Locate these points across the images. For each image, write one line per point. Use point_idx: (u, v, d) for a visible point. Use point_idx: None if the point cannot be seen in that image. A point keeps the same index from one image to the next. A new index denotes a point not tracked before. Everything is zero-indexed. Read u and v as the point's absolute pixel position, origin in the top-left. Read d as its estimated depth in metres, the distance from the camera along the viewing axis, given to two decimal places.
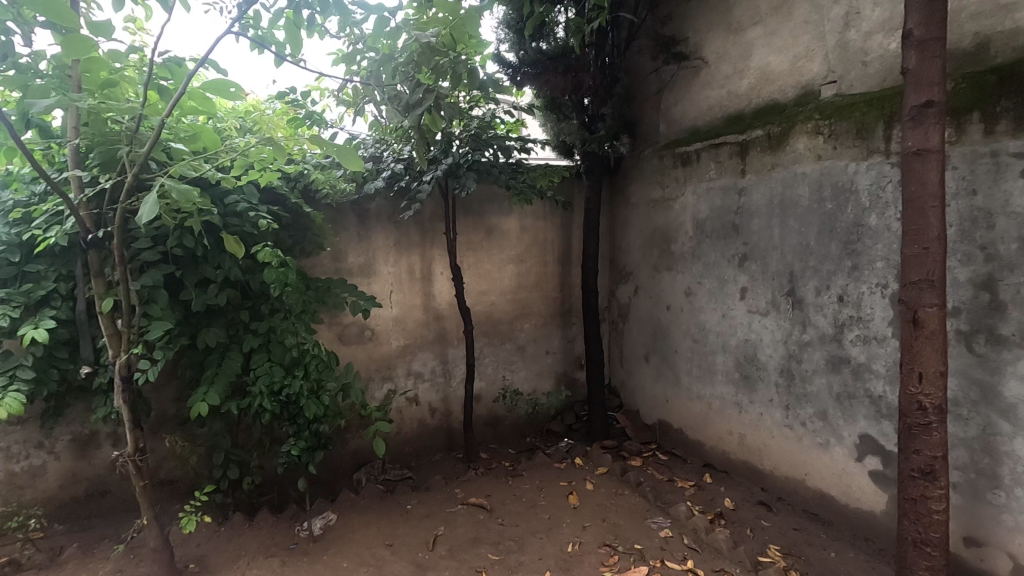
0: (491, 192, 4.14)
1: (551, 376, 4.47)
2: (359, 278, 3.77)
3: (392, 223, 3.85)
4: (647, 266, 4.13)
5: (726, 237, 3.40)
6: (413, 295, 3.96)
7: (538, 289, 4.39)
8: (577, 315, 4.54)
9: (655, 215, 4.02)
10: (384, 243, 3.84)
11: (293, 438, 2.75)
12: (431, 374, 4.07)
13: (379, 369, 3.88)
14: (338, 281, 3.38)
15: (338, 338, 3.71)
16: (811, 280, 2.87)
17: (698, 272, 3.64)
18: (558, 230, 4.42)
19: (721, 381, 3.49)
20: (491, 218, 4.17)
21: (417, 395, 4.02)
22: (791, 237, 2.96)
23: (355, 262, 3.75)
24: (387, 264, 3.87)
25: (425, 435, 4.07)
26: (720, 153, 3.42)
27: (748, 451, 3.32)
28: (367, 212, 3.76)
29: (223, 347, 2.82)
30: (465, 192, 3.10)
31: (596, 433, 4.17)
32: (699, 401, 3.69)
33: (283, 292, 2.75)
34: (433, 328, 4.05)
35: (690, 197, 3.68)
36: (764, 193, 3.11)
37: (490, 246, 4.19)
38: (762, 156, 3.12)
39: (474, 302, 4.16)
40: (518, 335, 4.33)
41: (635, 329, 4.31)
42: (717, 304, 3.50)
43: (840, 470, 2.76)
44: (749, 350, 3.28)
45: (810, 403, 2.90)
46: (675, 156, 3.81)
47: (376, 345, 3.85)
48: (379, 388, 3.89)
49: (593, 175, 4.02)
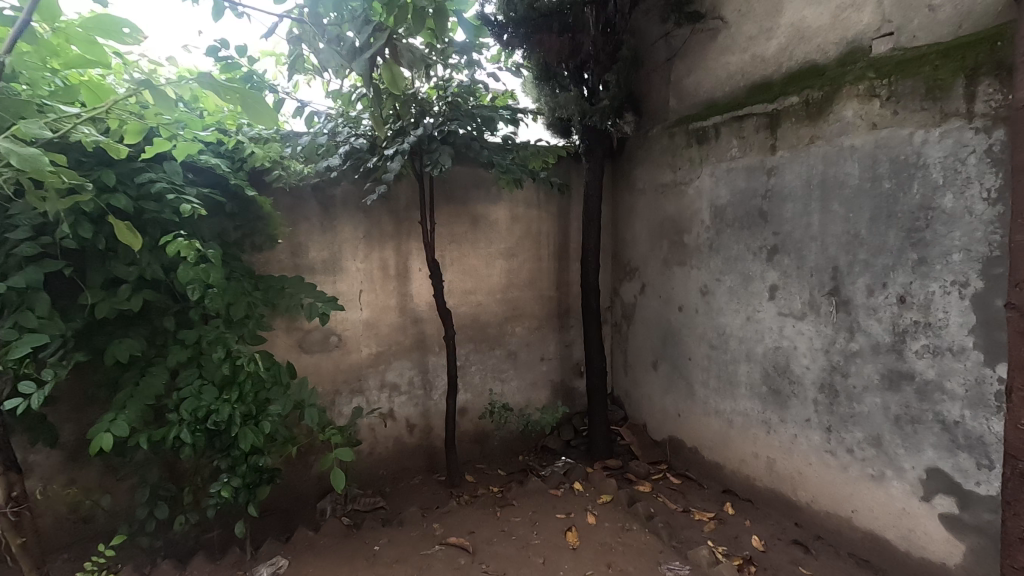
0: (477, 177, 3.62)
1: (546, 386, 3.97)
2: (323, 276, 3.26)
3: (361, 213, 3.33)
4: (656, 261, 3.61)
5: (752, 226, 2.88)
6: (387, 296, 3.45)
7: (532, 288, 3.87)
8: (576, 317, 4.03)
9: (665, 202, 3.50)
10: (352, 235, 3.32)
11: (225, 475, 2.22)
12: (409, 386, 3.55)
13: (348, 381, 3.37)
14: (295, 280, 2.86)
15: (299, 345, 3.20)
16: (861, 278, 2.35)
17: (716, 268, 3.12)
18: (553, 221, 3.89)
19: (744, 395, 2.99)
20: (477, 206, 3.64)
21: (392, 410, 3.51)
22: (836, 225, 2.44)
23: (317, 258, 3.23)
24: (356, 260, 3.35)
25: (403, 454, 3.56)
26: (744, 127, 2.90)
27: (777, 478, 2.82)
28: (332, 201, 3.24)
29: (142, 362, 2.30)
30: (438, 171, 2.57)
31: (597, 451, 3.67)
32: (718, 418, 3.18)
33: (211, 295, 2.21)
34: (411, 333, 3.53)
35: (707, 180, 3.16)
36: (801, 173, 2.60)
37: (476, 239, 3.66)
38: (798, 129, 2.60)
39: (458, 302, 3.63)
40: (509, 339, 3.82)
41: (642, 333, 3.79)
42: (740, 305, 2.99)
43: (898, 510, 2.27)
44: (780, 361, 2.77)
45: (858, 426, 2.40)
46: (689, 133, 3.29)
47: (344, 353, 3.35)
48: (347, 402, 3.38)
49: (594, 157, 3.50)
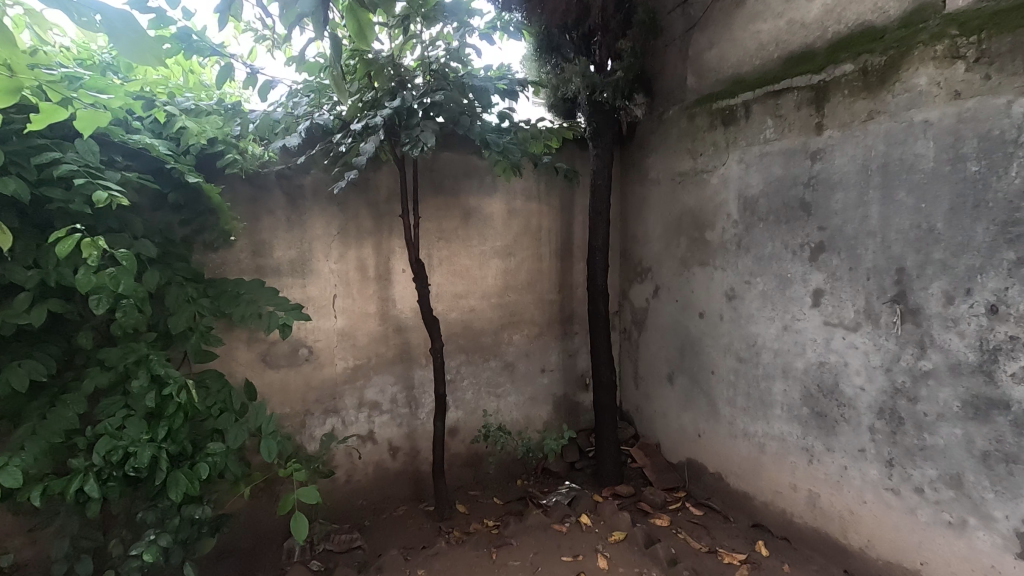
0: (468, 166, 3.18)
1: (547, 401, 3.55)
2: (291, 279, 2.83)
3: (334, 206, 2.90)
4: (672, 260, 3.19)
5: (791, 220, 2.46)
6: (366, 301, 3.02)
7: (531, 291, 3.44)
8: (581, 324, 3.60)
9: (684, 194, 3.07)
10: (324, 231, 2.89)
11: (153, 531, 1.76)
12: (392, 404, 3.12)
13: (321, 399, 2.94)
14: (252, 285, 2.40)
15: (263, 359, 2.77)
16: (936, 283, 1.93)
17: (746, 269, 2.70)
18: (555, 215, 3.46)
19: (780, 416, 2.58)
20: (469, 198, 3.20)
21: (372, 431, 3.08)
22: (902, 218, 2.02)
23: (283, 258, 2.80)
24: (329, 260, 2.92)
25: (385, 481, 3.13)
26: (781, 104, 2.48)
27: (821, 516, 2.41)
28: (301, 191, 2.81)
29: (52, 389, 1.86)
30: (418, 151, 2.11)
31: (606, 476, 3.24)
32: (747, 441, 2.77)
33: (131, 308, 1.76)
34: (394, 343, 3.10)
35: (734, 168, 2.74)
36: (855, 155, 2.17)
37: (468, 236, 3.22)
38: (851, 103, 2.17)
39: (447, 308, 3.19)
40: (505, 350, 3.39)
41: (655, 342, 3.37)
42: (774, 312, 2.57)
43: (985, 566, 1.86)
44: (825, 379, 2.35)
45: (931, 462, 1.98)
46: (713, 114, 2.86)
47: (316, 367, 2.92)
48: (320, 424, 2.95)
49: (602, 141, 3.08)
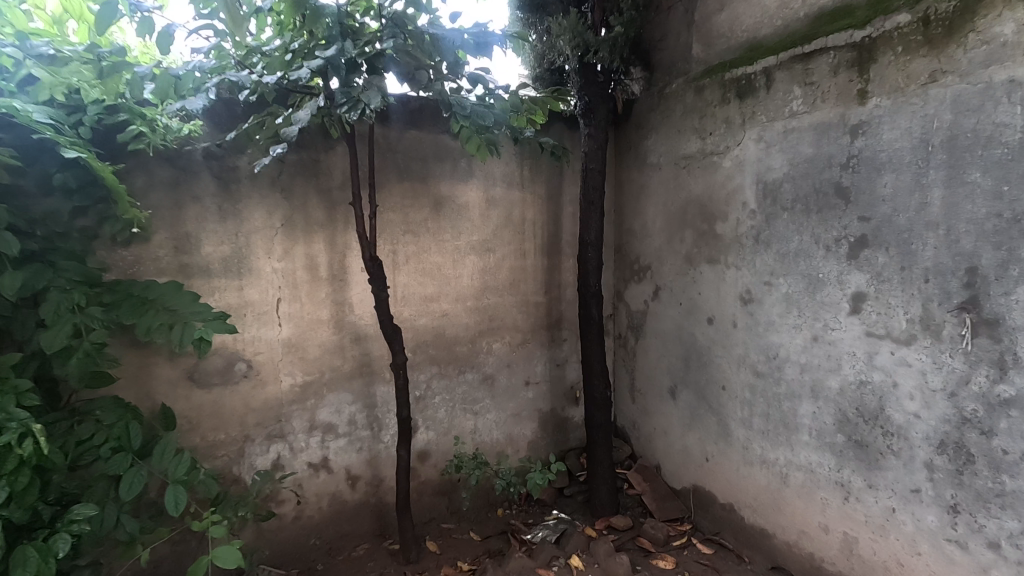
0: (439, 147, 2.72)
1: (532, 417, 3.12)
2: (224, 281, 2.36)
3: (277, 193, 2.44)
4: (675, 257, 2.76)
5: (824, 208, 2.04)
6: (317, 306, 2.56)
7: (513, 293, 3.00)
8: (570, 329, 3.18)
9: (690, 180, 2.64)
10: (265, 224, 2.42)
11: None
12: (351, 426, 2.67)
13: (264, 423, 2.48)
14: (165, 288, 1.94)
15: (189, 377, 2.30)
16: (1023, 287, 1.53)
17: (766, 268, 2.28)
18: (540, 206, 3.02)
19: (808, 443, 2.17)
20: (440, 185, 2.74)
21: (326, 458, 2.63)
22: (975, 205, 1.62)
23: (214, 255, 2.33)
24: (272, 258, 2.45)
25: (342, 515, 2.68)
26: (812, 69, 2.05)
27: (860, 565, 2.01)
28: (234, 174, 2.34)
29: None
30: (358, 115, 1.64)
31: (600, 505, 2.83)
32: (766, 470, 2.36)
33: None
34: (352, 355, 2.65)
35: (752, 148, 2.31)
36: (910, 128, 1.76)
37: (439, 229, 2.76)
38: (906, 63, 1.76)
39: (415, 313, 2.74)
40: (483, 360, 2.95)
41: (655, 350, 2.95)
42: (801, 319, 2.16)
43: None
44: (867, 402, 1.94)
45: (1011, 512, 1.59)
46: (726, 85, 2.43)
47: (257, 386, 2.46)
48: (263, 452, 2.49)
49: (596, 119, 2.64)
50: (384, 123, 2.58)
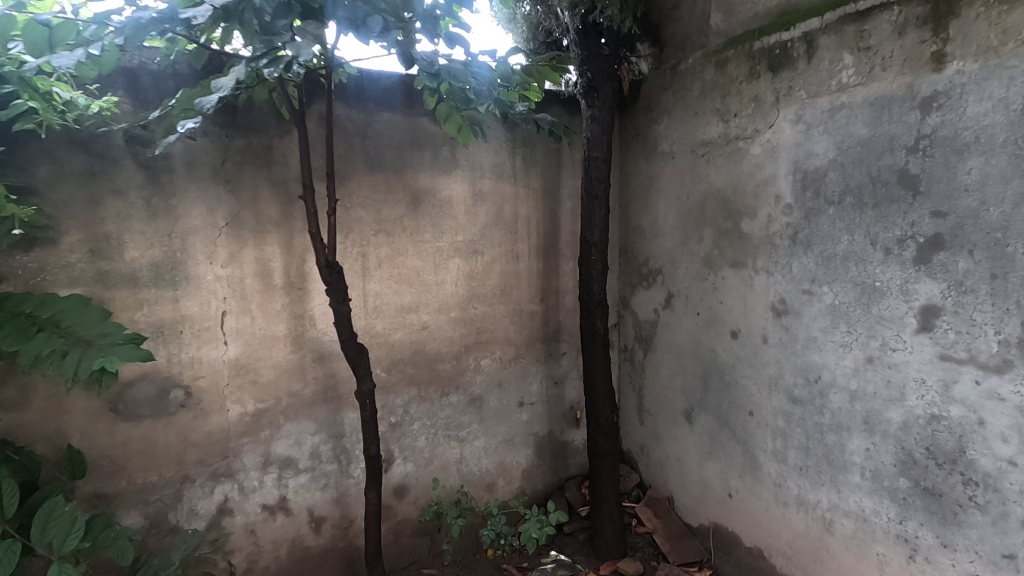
0: (417, 132, 2.33)
1: (526, 443, 2.74)
2: (154, 291, 1.95)
3: (220, 186, 2.03)
4: (691, 260, 2.38)
5: (883, 202, 1.66)
6: (271, 320, 2.16)
7: (504, 301, 2.61)
8: (570, 342, 2.80)
9: (709, 170, 2.26)
10: (206, 223, 2.02)
11: None
12: (313, 460, 2.28)
13: (207, 460, 2.08)
14: (68, 304, 1.55)
15: (111, 409, 1.90)
16: None
17: (806, 273, 1.91)
18: (535, 201, 2.64)
19: (859, 486, 1.80)
20: (418, 177, 2.35)
21: (284, 498, 2.24)
22: None
23: (142, 261, 1.93)
24: (215, 264, 2.05)
25: (305, 564, 2.31)
26: (868, 31, 1.67)
27: None
28: (166, 163, 1.94)
29: None
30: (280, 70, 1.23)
31: (605, 547, 2.45)
32: (803, 514, 2.00)
33: None
34: (314, 377, 2.25)
35: (788, 131, 1.93)
36: (1006, 97, 1.39)
37: (417, 228, 2.37)
38: (1002, 15, 1.39)
39: (390, 327, 2.34)
40: (470, 380, 2.56)
41: (667, 367, 2.57)
42: (851, 336, 1.78)
43: None
44: (942, 442, 1.57)
45: None
46: (755, 56, 2.04)
47: (197, 416, 2.05)
48: (206, 495, 2.09)
49: (600, 97, 2.28)
50: (350, 104, 2.18)
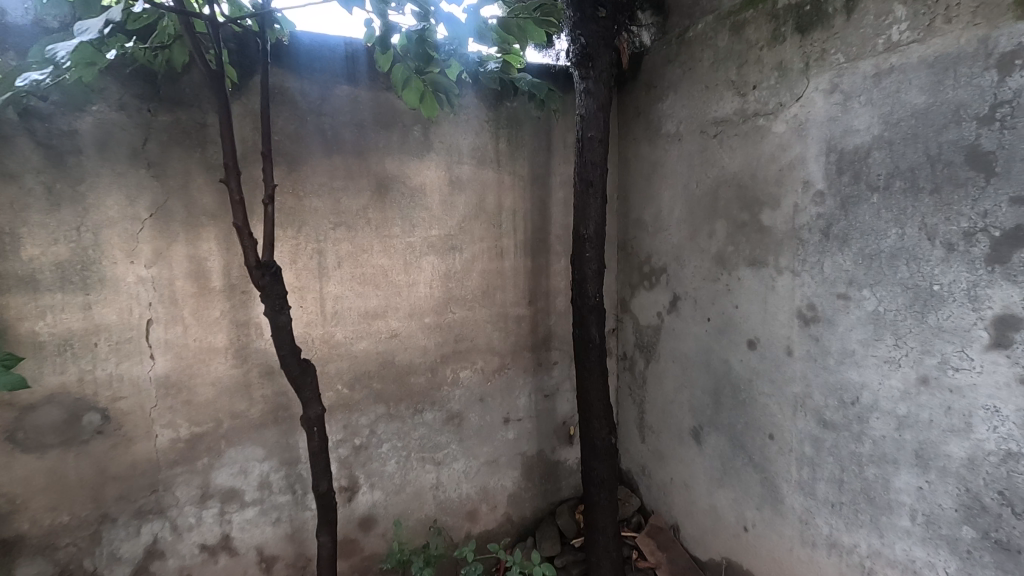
0: (382, 109, 2.00)
1: (513, 464, 2.43)
2: (60, 297, 1.62)
3: (142, 171, 1.70)
4: (700, 258, 2.06)
5: (944, 187, 1.35)
6: (209, 329, 1.84)
7: (486, 305, 2.29)
8: (562, 350, 2.48)
9: (723, 153, 1.94)
10: (124, 215, 1.69)
11: None
12: (262, 492, 1.96)
13: (130, 495, 1.76)
14: None
15: (6, 439, 1.57)
16: None
17: (842, 274, 1.59)
18: (521, 191, 2.31)
19: (907, 532, 1.49)
20: (384, 161, 2.02)
21: (228, 537, 1.93)
22: None
23: (43, 261, 1.60)
24: (138, 264, 1.72)
25: None
26: None
27: None
28: (71, 141, 1.60)
29: None
30: None
31: None
32: (835, 559, 1.69)
33: None
34: (262, 396, 1.93)
35: (820, 103, 1.61)
36: None
37: (384, 221, 2.04)
38: None
39: (352, 335, 2.02)
40: (447, 395, 2.24)
41: (672, 379, 2.25)
42: (900, 350, 1.47)
43: None
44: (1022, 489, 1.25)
45: None
46: (779, 15, 1.72)
47: (118, 444, 1.73)
48: (131, 537, 1.77)
49: (596, 67, 1.96)
50: (300, 75, 1.85)
